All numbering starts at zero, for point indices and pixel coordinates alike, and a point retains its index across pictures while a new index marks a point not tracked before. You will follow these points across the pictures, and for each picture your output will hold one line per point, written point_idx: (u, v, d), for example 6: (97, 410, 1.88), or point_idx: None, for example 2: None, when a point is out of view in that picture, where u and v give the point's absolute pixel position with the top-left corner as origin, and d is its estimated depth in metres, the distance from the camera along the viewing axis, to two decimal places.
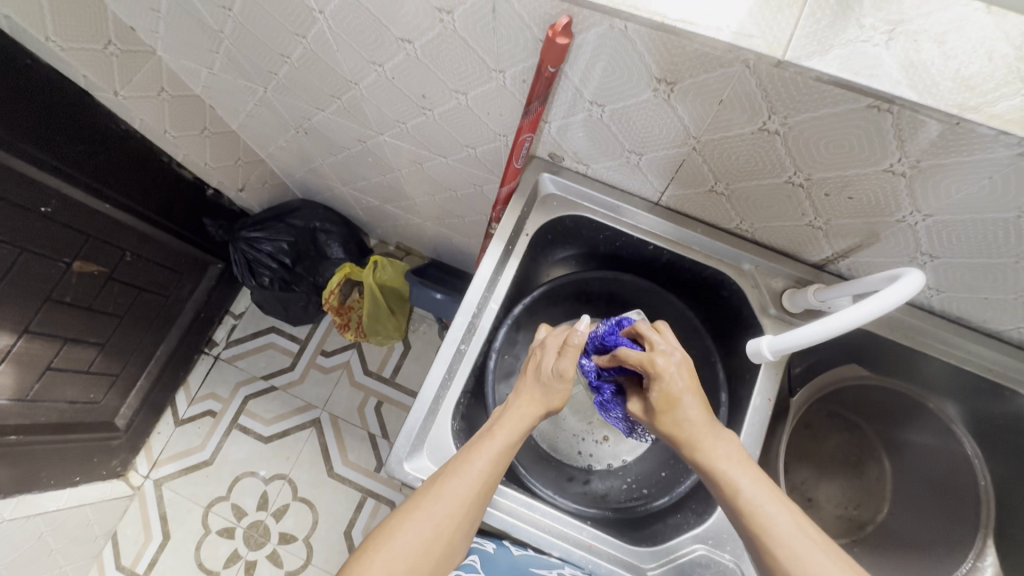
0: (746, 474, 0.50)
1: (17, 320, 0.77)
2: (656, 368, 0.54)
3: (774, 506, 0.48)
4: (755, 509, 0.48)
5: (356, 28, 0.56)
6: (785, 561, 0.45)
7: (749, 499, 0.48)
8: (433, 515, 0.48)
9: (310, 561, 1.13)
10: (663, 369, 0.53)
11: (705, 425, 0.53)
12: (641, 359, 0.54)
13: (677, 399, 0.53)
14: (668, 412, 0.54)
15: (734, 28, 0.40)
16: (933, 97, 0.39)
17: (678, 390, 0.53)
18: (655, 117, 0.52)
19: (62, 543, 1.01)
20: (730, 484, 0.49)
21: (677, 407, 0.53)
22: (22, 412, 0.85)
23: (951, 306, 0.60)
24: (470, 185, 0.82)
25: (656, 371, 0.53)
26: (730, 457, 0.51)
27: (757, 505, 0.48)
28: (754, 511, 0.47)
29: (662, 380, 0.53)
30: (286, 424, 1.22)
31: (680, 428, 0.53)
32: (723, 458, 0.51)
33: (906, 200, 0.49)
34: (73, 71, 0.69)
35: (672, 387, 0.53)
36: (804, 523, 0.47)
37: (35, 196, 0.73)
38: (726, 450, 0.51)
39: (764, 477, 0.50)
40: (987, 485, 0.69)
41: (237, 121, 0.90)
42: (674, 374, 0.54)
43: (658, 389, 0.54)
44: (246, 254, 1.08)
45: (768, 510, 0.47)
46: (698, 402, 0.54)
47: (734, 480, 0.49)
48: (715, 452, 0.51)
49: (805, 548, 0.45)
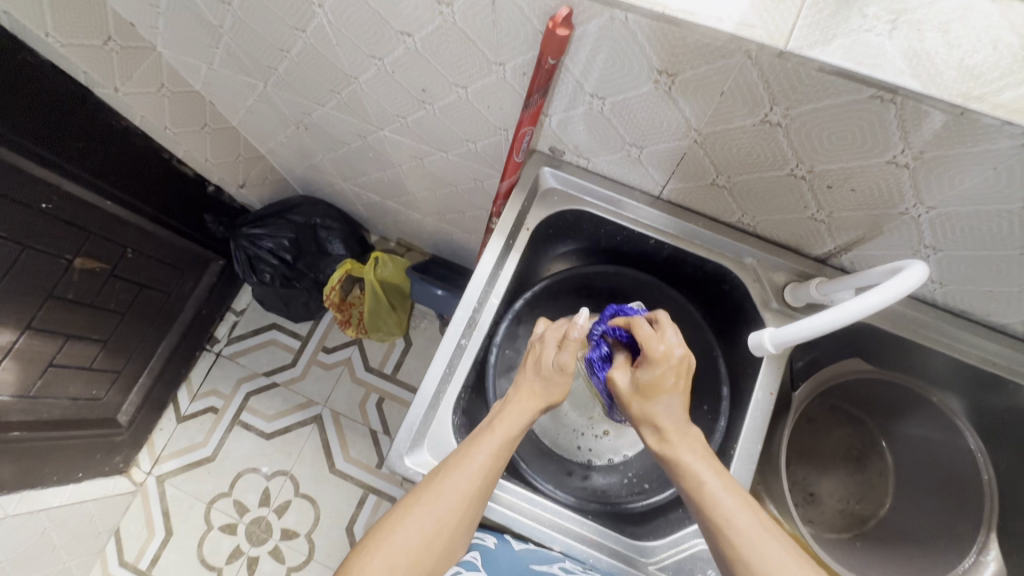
0: (713, 470, 0.50)
1: (19, 316, 0.77)
2: (654, 350, 0.53)
3: (740, 505, 0.48)
4: (719, 505, 0.47)
5: (356, 22, 0.56)
6: (745, 558, 0.45)
7: (715, 497, 0.48)
8: (434, 511, 0.48)
9: (313, 557, 1.14)
10: (661, 355, 0.52)
11: (679, 420, 0.52)
12: (644, 339, 0.54)
13: (662, 388, 0.53)
14: (649, 397, 0.53)
15: (736, 19, 0.40)
16: (937, 87, 0.38)
17: (669, 378, 0.52)
18: (656, 109, 0.52)
19: (65, 539, 1.01)
20: (695, 480, 0.49)
21: (659, 396, 0.53)
22: (25, 409, 0.85)
23: (953, 299, 0.60)
24: (470, 179, 0.82)
25: (654, 353, 0.53)
26: (699, 454, 0.51)
27: (721, 503, 0.48)
28: (717, 506, 0.47)
29: (657, 364, 0.53)
30: (287, 420, 1.23)
31: (653, 416, 0.53)
32: (690, 453, 0.51)
33: (909, 192, 0.49)
34: (73, 67, 0.68)
35: (664, 374, 0.52)
36: (769, 523, 0.47)
37: (35, 193, 0.73)
38: (696, 447, 0.51)
39: (731, 477, 0.50)
40: (989, 479, 0.68)
41: (237, 117, 0.90)
42: (671, 365, 0.52)
43: (648, 371, 0.53)
44: (247, 251, 1.08)
45: (733, 508, 0.47)
46: (679, 399, 0.53)
47: (701, 477, 0.49)
48: (685, 447, 0.51)
49: (767, 547, 0.45)
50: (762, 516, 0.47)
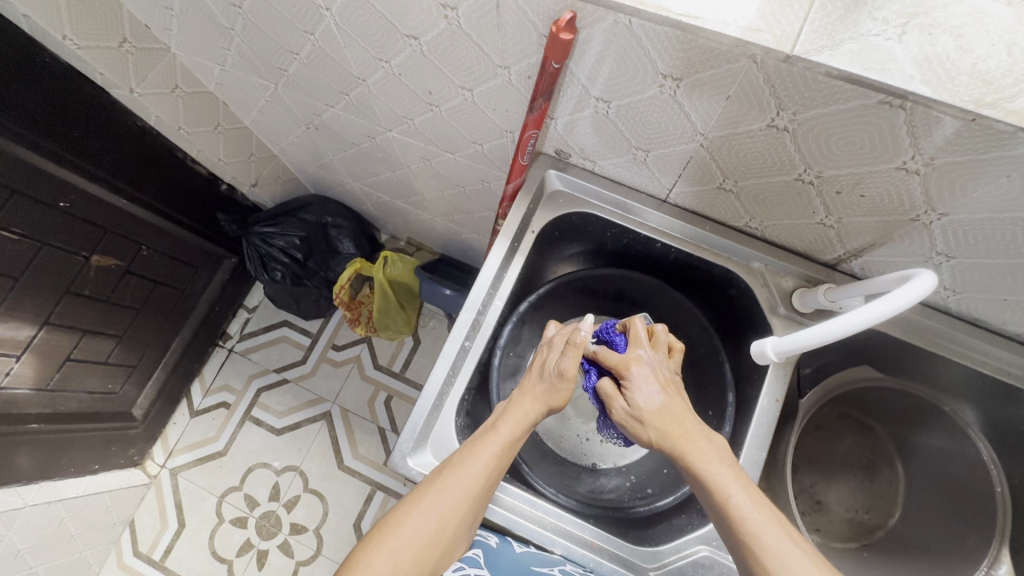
0: (741, 485, 0.48)
1: (38, 312, 0.79)
2: (629, 372, 0.55)
3: (768, 519, 0.46)
4: (746, 519, 0.45)
5: (364, 25, 0.56)
6: (773, 573, 0.43)
7: (737, 505, 0.46)
8: (438, 507, 0.48)
9: (320, 552, 1.15)
10: (638, 372, 0.55)
11: (689, 425, 0.52)
12: (618, 362, 0.56)
13: (654, 402, 0.53)
14: (649, 419, 0.53)
15: (742, 23, 0.39)
16: (948, 93, 0.37)
17: (654, 390, 0.54)
18: (664, 113, 0.51)
19: (81, 529, 1.04)
20: (720, 491, 0.47)
21: (659, 411, 0.53)
22: (43, 401, 0.88)
23: (966, 307, 0.59)
24: (478, 181, 0.82)
25: (632, 374, 0.55)
26: (721, 463, 0.49)
27: (745, 513, 0.46)
28: (750, 527, 0.45)
29: (637, 383, 0.54)
30: (296, 416, 1.24)
31: (666, 431, 0.52)
32: (712, 462, 0.49)
33: (921, 199, 0.48)
34: (90, 69, 0.70)
35: (647, 390, 0.54)
36: (798, 540, 0.45)
37: (54, 191, 0.75)
38: (720, 459, 0.49)
39: (760, 494, 0.48)
40: (1004, 492, 0.67)
41: (251, 117, 0.91)
42: (650, 376, 0.55)
43: (634, 391, 0.54)
44: (259, 248, 1.09)
45: (760, 521, 0.45)
46: (677, 403, 0.54)
47: (726, 490, 0.47)
48: (705, 456, 0.50)
49: (794, 557, 0.43)
50: (793, 534, 0.45)
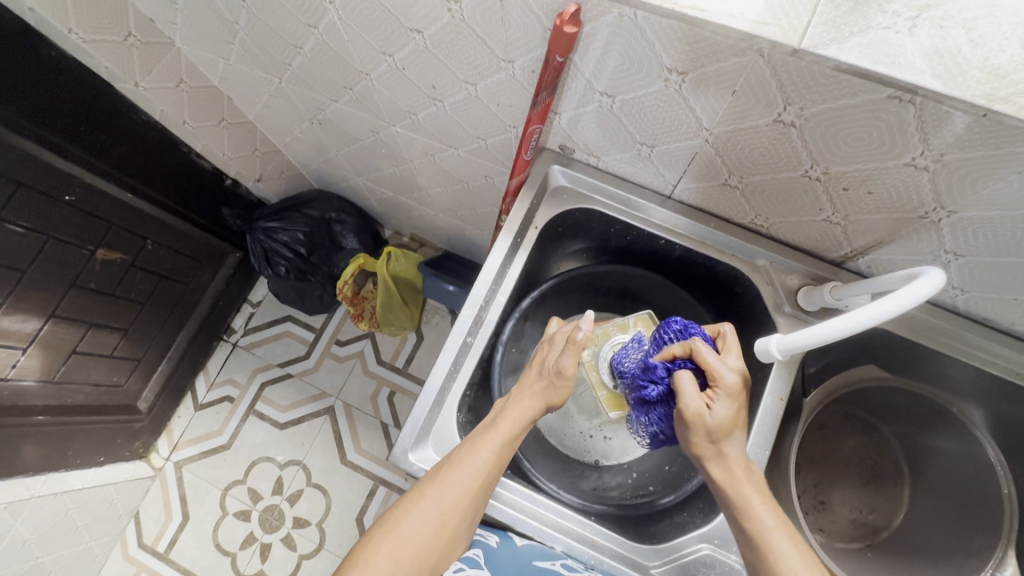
0: (774, 517, 0.49)
1: (44, 305, 0.79)
2: (726, 379, 0.49)
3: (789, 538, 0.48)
4: (774, 543, 0.48)
5: (367, 18, 0.56)
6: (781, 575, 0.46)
7: (755, 517, 0.49)
8: (438, 505, 0.48)
9: (322, 546, 1.15)
10: (732, 385, 0.49)
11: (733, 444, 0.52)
12: (721, 366, 0.49)
13: (732, 424, 0.50)
14: (721, 436, 0.50)
15: (750, 16, 0.38)
16: (958, 87, 0.37)
17: (737, 410, 0.50)
18: (668, 108, 0.51)
19: (87, 520, 1.05)
20: (741, 500, 0.50)
21: (729, 434, 0.51)
22: (49, 393, 0.88)
23: (975, 306, 0.58)
24: (481, 176, 0.81)
25: (733, 387, 0.49)
26: (760, 497, 0.50)
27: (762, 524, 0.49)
28: (764, 535, 0.48)
29: (727, 398, 0.49)
30: (300, 411, 1.25)
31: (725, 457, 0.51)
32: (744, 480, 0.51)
33: (929, 195, 0.47)
34: (95, 63, 0.70)
35: (734, 410, 0.50)
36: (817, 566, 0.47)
37: (60, 185, 0.75)
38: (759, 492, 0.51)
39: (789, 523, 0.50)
40: (1011, 493, 0.66)
41: (255, 112, 0.91)
42: (739, 394, 0.50)
43: (724, 406, 0.49)
44: (263, 243, 1.10)
45: (787, 546, 0.47)
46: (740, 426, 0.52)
47: (757, 514, 0.49)
48: (748, 489, 0.50)
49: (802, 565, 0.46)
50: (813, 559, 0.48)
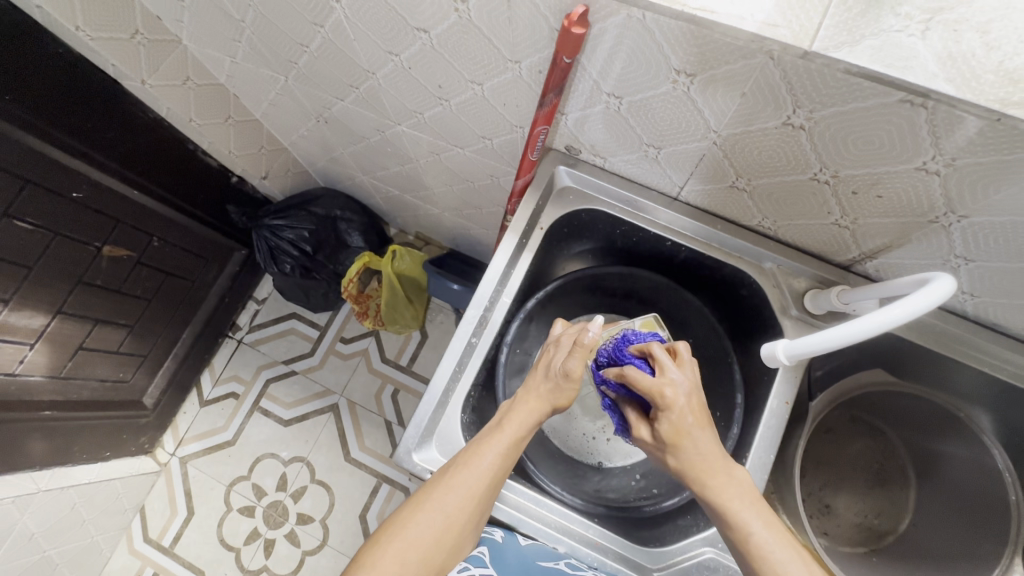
0: (759, 516, 0.46)
1: (51, 300, 0.80)
2: (663, 400, 0.50)
3: (770, 532, 0.45)
4: (758, 545, 0.45)
5: (373, 17, 0.56)
6: None
7: (750, 532, 0.45)
8: (445, 507, 0.48)
9: (326, 542, 1.16)
10: (672, 402, 0.49)
11: (713, 455, 0.49)
12: (650, 388, 0.50)
13: (685, 431, 0.49)
14: (676, 447, 0.50)
15: (759, 18, 0.38)
16: (972, 92, 0.36)
17: (689, 423, 0.49)
18: (677, 110, 0.50)
19: (93, 514, 1.06)
20: (735, 517, 0.46)
21: (688, 442, 0.49)
22: (56, 389, 0.89)
23: (985, 312, 0.57)
24: (487, 176, 0.81)
25: (666, 403, 0.49)
26: (741, 499, 0.47)
27: (760, 541, 0.45)
28: (763, 553, 0.44)
29: (670, 415, 0.49)
30: (305, 408, 1.25)
31: (691, 463, 0.49)
32: (733, 495, 0.47)
33: (940, 200, 0.46)
34: (102, 60, 0.70)
35: (681, 418, 0.49)
36: (810, 562, 0.44)
37: (67, 181, 0.75)
38: (740, 493, 0.48)
39: (777, 520, 0.47)
40: (1019, 499, 0.63)
41: (261, 110, 0.91)
42: (684, 407, 0.49)
43: (665, 419, 0.50)
44: (268, 241, 1.10)
45: (771, 543, 0.45)
46: (709, 433, 0.50)
47: (736, 513, 0.47)
48: (726, 493, 0.48)
49: None
50: (804, 554, 0.45)
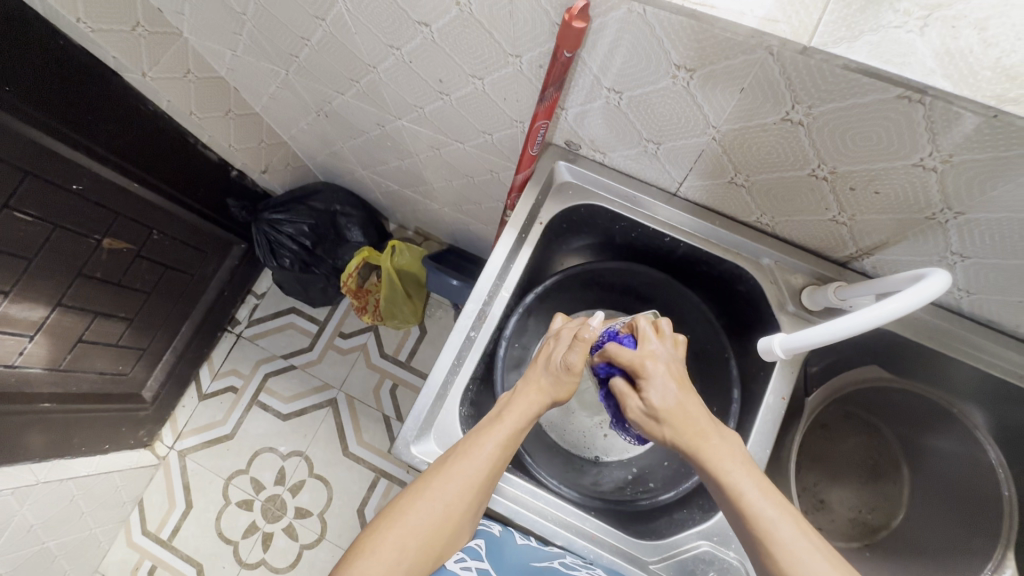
0: (752, 480, 0.46)
1: (51, 293, 0.80)
2: (645, 368, 0.52)
3: (762, 495, 0.45)
4: (753, 509, 0.45)
5: (375, 11, 0.56)
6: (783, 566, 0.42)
7: (745, 496, 0.45)
8: (445, 497, 0.49)
9: (324, 536, 1.16)
10: (653, 370, 0.52)
11: (704, 422, 0.50)
12: (633, 358, 0.53)
13: (671, 402, 0.51)
14: (664, 417, 0.51)
15: (759, 14, 0.38)
16: (969, 88, 0.36)
17: (671, 387, 0.51)
18: (676, 105, 0.50)
19: (92, 507, 1.06)
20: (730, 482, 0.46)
21: (675, 410, 0.50)
22: (56, 381, 0.89)
23: (980, 308, 0.58)
24: (487, 171, 0.81)
25: (647, 372, 0.52)
26: (734, 463, 0.48)
27: (756, 506, 0.45)
28: (758, 517, 0.44)
29: (653, 383, 0.52)
30: (303, 402, 1.25)
31: (682, 432, 0.50)
32: (726, 460, 0.48)
33: (937, 197, 0.47)
34: (103, 52, 0.70)
35: (664, 389, 0.51)
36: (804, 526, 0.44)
37: (67, 173, 0.75)
38: (733, 457, 0.48)
39: (771, 486, 0.47)
40: (1011, 495, 0.65)
41: (262, 103, 0.91)
42: (665, 375, 0.52)
43: (649, 390, 0.52)
44: (268, 235, 1.10)
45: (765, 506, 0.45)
46: (694, 402, 0.51)
47: (729, 479, 0.46)
48: (720, 457, 0.48)
49: (804, 551, 0.42)
50: (796, 517, 0.45)
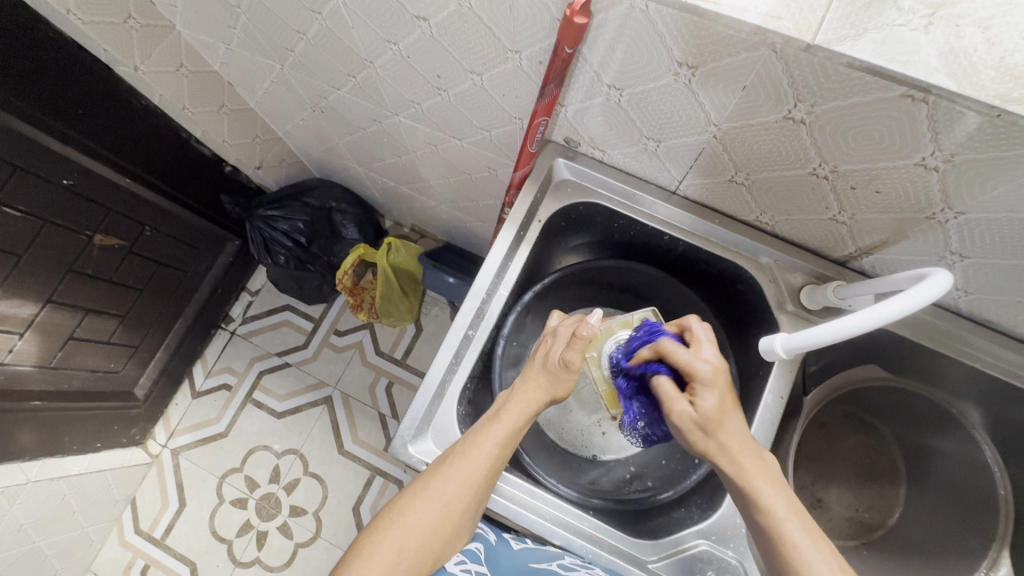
0: (787, 503, 0.47)
1: (41, 290, 0.78)
2: (699, 372, 0.50)
3: (794, 519, 0.46)
4: (788, 531, 0.46)
5: (373, 6, 0.55)
6: None
7: (781, 517, 0.46)
8: (443, 497, 0.48)
9: (319, 535, 1.16)
10: (712, 377, 0.50)
11: (747, 439, 0.50)
12: (690, 361, 0.50)
13: (723, 413, 0.49)
14: (714, 428, 0.49)
15: (763, 10, 0.38)
16: (973, 87, 0.36)
17: (723, 397, 0.50)
18: (677, 102, 0.50)
19: (84, 505, 1.05)
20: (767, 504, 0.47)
21: (727, 423, 0.49)
22: (47, 379, 0.88)
23: (978, 308, 0.58)
24: (485, 168, 0.81)
25: (706, 377, 0.50)
26: (772, 484, 0.48)
27: (790, 529, 0.46)
28: (793, 541, 0.45)
29: (709, 390, 0.50)
30: (298, 400, 1.24)
31: (729, 447, 0.49)
32: (766, 480, 0.48)
33: (938, 197, 0.47)
34: (94, 45, 0.69)
35: (718, 398, 0.49)
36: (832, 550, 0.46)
37: (57, 169, 0.74)
38: (771, 478, 0.49)
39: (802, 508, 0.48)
40: (1006, 495, 0.65)
41: (256, 98, 0.90)
42: (722, 382, 0.50)
43: (703, 398, 0.49)
44: (262, 232, 1.09)
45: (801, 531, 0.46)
46: (739, 417, 0.51)
47: (756, 490, 0.48)
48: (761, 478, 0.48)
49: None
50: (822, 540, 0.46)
